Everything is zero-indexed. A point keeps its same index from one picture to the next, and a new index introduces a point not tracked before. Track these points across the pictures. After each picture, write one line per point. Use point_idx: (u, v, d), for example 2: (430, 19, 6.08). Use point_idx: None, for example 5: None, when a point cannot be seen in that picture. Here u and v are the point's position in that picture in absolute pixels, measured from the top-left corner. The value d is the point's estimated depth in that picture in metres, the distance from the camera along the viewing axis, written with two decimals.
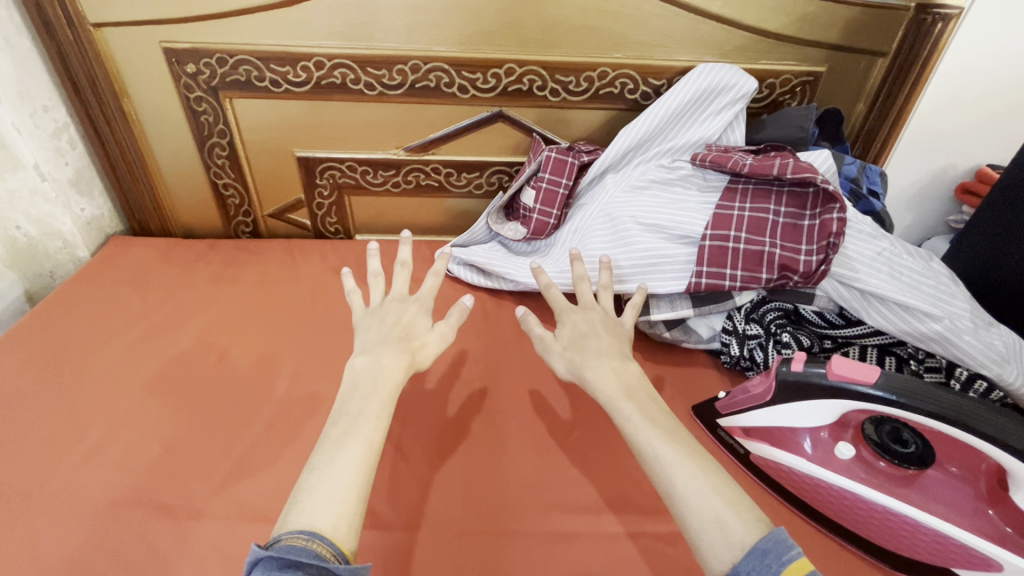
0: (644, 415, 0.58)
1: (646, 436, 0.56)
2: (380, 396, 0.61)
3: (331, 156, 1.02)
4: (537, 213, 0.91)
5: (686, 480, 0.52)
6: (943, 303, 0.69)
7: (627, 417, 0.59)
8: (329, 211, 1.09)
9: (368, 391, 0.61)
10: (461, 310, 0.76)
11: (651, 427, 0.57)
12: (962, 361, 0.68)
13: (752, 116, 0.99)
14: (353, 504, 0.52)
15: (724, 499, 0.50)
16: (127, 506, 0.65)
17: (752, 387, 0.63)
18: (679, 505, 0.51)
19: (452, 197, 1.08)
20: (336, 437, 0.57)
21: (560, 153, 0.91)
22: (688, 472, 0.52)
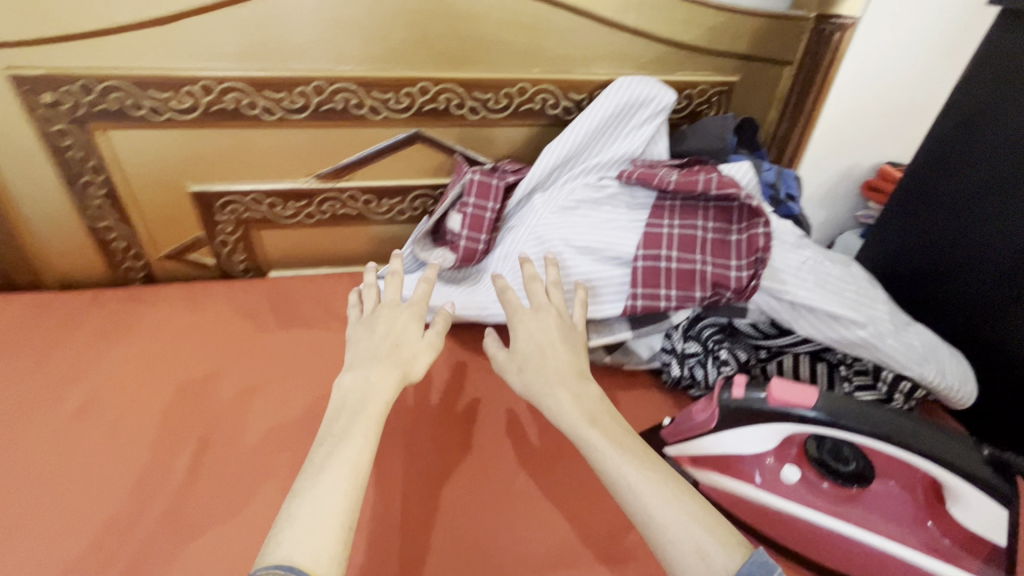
0: (612, 443, 0.56)
1: (617, 463, 0.54)
2: (369, 415, 0.56)
3: (231, 189, 0.91)
4: (464, 240, 0.85)
5: (662, 507, 0.49)
6: (864, 308, 0.70)
7: (594, 446, 0.56)
8: (235, 248, 0.99)
9: (356, 408, 0.57)
10: (445, 317, 0.72)
11: (620, 455, 0.54)
12: (887, 364, 0.69)
13: (673, 127, 0.99)
14: (339, 529, 0.47)
15: (702, 524, 0.48)
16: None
17: (696, 414, 0.61)
18: (656, 534, 0.48)
19: (373, 225, 1.01)
20: (319, 460, 0.52)
21: (483, 175, 0.86)
22: (663, 501, 0.50)
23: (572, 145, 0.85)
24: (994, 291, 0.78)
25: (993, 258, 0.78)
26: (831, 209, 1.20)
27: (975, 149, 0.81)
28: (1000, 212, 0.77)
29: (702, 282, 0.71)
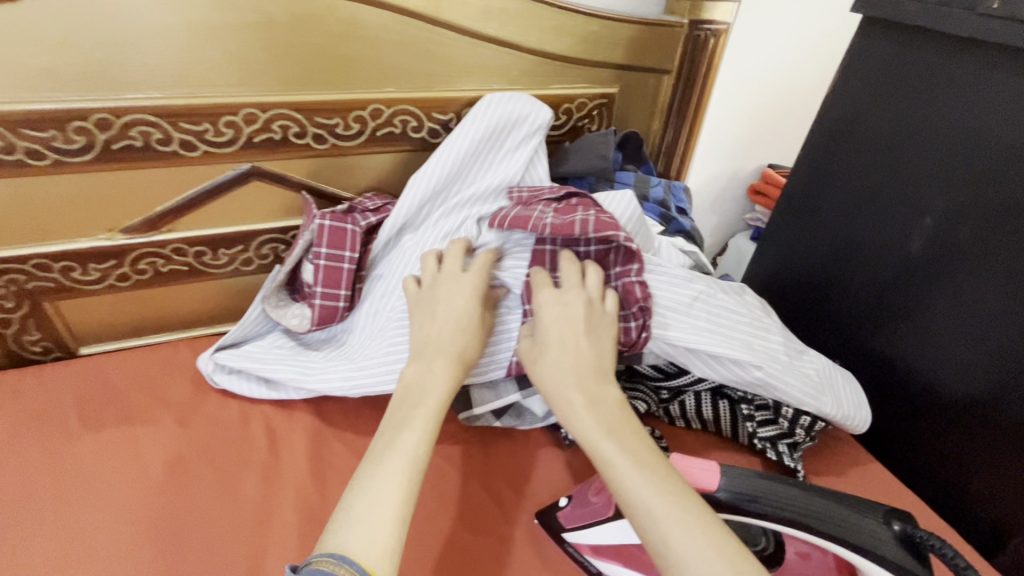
0: (630, 456, 0.48)
1: (633, 485, 0.46)
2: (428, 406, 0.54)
3: (1, 255, 0.70)
4: (320, 298, 0.71)
5: (681, 537, 0.42)
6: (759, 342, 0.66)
7: (610, 460, 0.49)
8: (23, 326, 0.76)
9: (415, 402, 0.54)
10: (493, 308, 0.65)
11: (638, 470, 0.47)
12: (784, 400, 0.65)
13: (554, 144, 0.90)
14: (392, 522, 0.44)
15: (730, 565, 0.40)
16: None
17: (592, 498, 0.56)
18: (671, 569, 0.41)
19: (213, 279, 0.83)
20: (379, 450, 0.50)
21: (335, 219, 0.72)
22: (686, 531, 0.42)
23: (441, 177, 0.73)
24: (882, 300, 0.77)
25: (880, 267, 0.77)
26: (722, 213, 1.19)
27: (852, 156, 0.80)
28: (882, 220, 0.77)
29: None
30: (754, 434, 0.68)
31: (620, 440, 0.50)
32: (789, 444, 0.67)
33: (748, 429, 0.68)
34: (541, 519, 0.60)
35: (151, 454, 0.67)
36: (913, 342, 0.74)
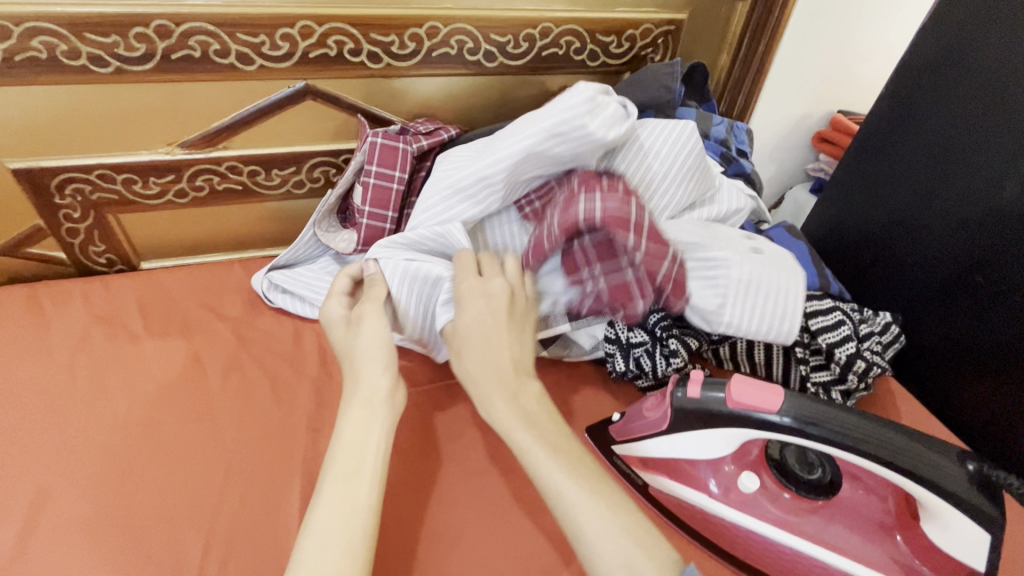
0: (547, 444, 0.50)
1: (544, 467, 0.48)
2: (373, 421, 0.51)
3: (68, 164, 0.72)
4: (366, 218, 0.71)
5: (592, 522, 0.45)
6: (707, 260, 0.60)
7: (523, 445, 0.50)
8: (89, 237, 0.79)
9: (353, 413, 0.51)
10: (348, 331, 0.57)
11: (555, 460, 0.48)
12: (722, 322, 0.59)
13: (614, 75, 0.85)
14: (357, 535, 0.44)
15: (635, 539, 0.44)
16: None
17: (648, 412, 0.54)
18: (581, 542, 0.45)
19: (266, 201, 0.84)
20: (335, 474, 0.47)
21: (387, 137, 0.71)
22: (598, 515, 0.45)
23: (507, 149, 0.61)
24: (957, 255, 0.73)
25: (970, 215, 0.72)
26: (781, 163, 1.13)
27: (943, 96, 0.74)
28: (973, 166, 0.71)
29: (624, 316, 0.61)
30: (807, 378, 0.66)
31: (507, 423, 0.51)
32: (842, 392, 0.66)
33: (801, 373, 0.66)
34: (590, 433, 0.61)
35: (213, 363, 0.70)
36: (990, 299, 0.69)
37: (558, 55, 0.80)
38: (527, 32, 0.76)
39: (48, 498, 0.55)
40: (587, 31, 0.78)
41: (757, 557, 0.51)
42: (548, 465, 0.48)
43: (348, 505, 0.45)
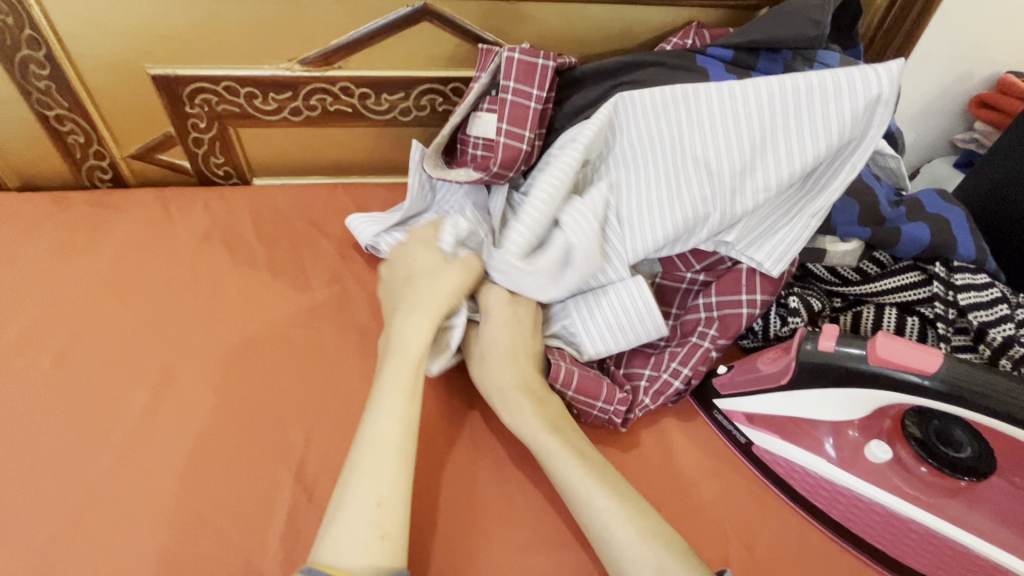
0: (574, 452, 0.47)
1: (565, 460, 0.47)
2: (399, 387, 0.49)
3: (200, 73, 0.75)
4: (504, 136, 0.66)
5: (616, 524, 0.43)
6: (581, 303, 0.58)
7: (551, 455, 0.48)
8: (211, 148, 0.84)
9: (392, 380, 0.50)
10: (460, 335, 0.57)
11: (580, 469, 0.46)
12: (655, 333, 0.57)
13: (748, 11, 0.77)
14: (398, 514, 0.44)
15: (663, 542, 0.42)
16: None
17: (761, 365, 0.51)
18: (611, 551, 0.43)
19: (372, 127, 0.84)
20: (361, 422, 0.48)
21: (524, 53, 0.68)
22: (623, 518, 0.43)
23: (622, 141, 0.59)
24: None
25: None
26: (923, 131, 0.99)
27: None
28: None
29: (743, 284, 0.57)
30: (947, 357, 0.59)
31: (515, 406, 0.51)
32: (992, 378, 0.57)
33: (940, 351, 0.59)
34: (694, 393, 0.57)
35: (318, 276, 0.72)
36: None
37: None
38: None
39: (171, 376, 0.60)
40: None
41: (881, 534, 0.46)
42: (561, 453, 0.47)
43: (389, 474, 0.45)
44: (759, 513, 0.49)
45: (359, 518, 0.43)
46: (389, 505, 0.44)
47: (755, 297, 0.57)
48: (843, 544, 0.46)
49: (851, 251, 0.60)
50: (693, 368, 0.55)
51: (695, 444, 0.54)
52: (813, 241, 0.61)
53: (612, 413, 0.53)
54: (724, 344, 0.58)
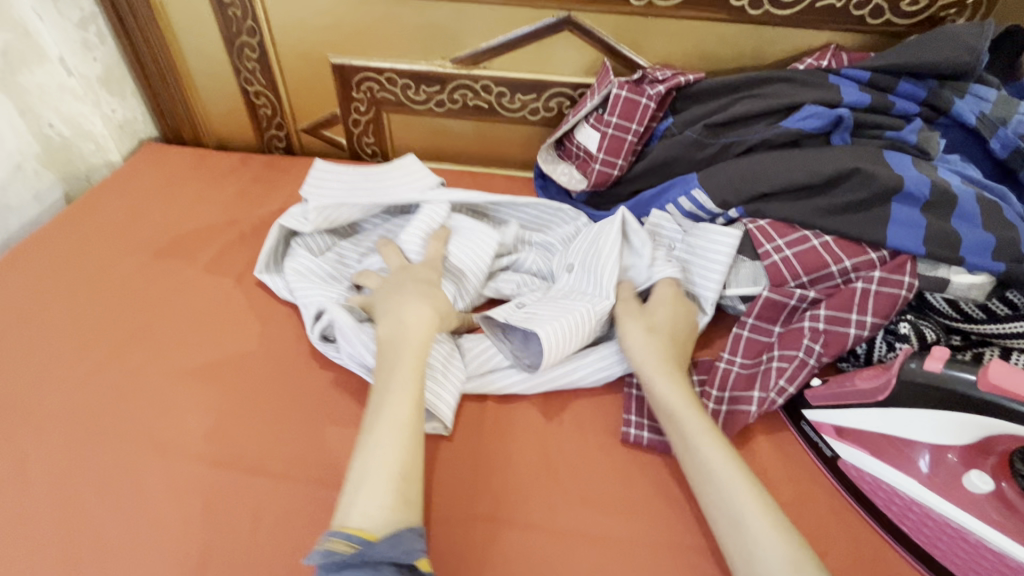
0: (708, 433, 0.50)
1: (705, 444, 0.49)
2: (406, 362, 0.54)
3: (370, 64, 0.88)
4: (599, 163, 0.78)
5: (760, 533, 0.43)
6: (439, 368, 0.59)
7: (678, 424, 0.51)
8: (366, 129, 0.97)
9: (392, 361, 0.54)
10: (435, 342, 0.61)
11: (705, 434, 0.49)
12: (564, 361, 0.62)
13: (895, 38, 0.75)
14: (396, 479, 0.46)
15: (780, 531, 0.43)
16: (108, 437, 0.58)
17: (860, 381, 0.51)
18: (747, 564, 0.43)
19: (504, 122, 0.93)
20: (374, 401, 0.51)
21: (631, 91, 0.75)
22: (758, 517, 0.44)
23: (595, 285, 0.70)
24: None
25: None
26: None
27: None
28: None
29: (855, 304, 0.57)
30: None
31: (667, 383, 0.54)
32: None
33: None
34: (786, 408, 0.57)
35: None
36: None
37: (834, 8, 0.73)
38: None
39: None
40: None
41: (968, 563, 0.45)
42: (690, 423, 0.50)
43: (393, 453, 0.47)
44: (837, 525, 0.49)
45: (377, 489, 0.45)
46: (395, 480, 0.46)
47: (866, 319, 0.57)
48: (915, 564, 0.46)
49: (977, 285, 0.58)
50: (798, 386, 0.56)
51: (776, 450, 0.55)
52: (936, 269, 0.59)
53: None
54: (827, 361, 0.58)
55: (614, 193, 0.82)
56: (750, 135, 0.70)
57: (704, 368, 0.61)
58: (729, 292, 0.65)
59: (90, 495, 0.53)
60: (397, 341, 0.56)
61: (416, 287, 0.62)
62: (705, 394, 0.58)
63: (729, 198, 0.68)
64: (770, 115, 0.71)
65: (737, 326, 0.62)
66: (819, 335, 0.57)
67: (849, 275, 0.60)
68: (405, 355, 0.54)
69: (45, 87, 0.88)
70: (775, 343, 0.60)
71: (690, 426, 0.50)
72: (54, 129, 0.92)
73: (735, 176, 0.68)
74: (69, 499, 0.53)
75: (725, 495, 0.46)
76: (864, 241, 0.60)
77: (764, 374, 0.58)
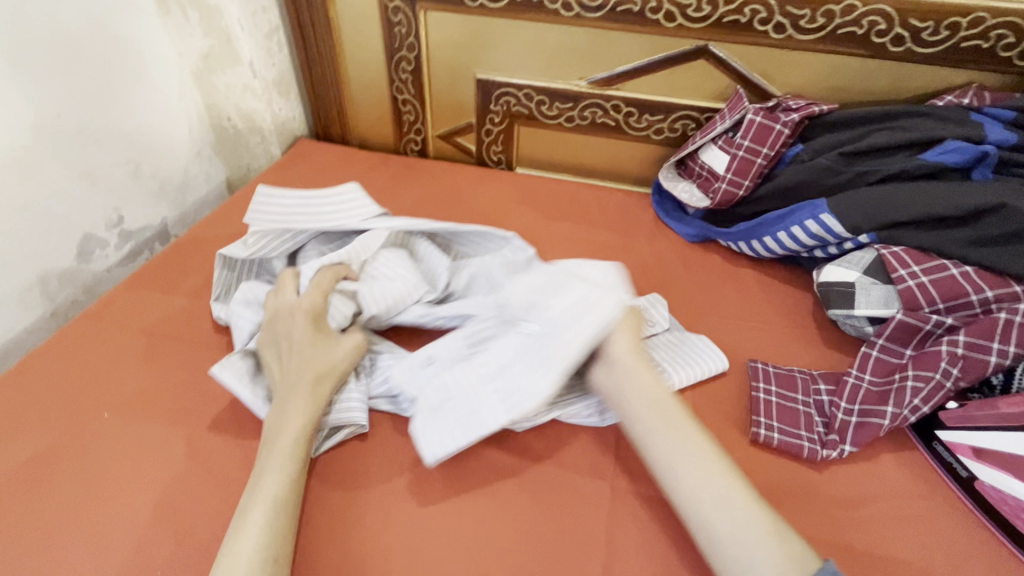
0: (695, 450, 0.50)
1: (670, 452, 0.51)
2: (280, 447, 0.53)
3: (511, 81, 0.98)
4: (725, 182, 0.83)
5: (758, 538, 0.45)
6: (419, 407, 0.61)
7: (646, 441, 0.52)
8: (496, 139, 1.07)
9: (273, 448, 0.53)
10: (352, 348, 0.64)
11: (699, 459, 0.49)
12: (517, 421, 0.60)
13: None
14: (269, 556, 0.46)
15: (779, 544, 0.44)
16: None
17: (1002, 406, 0.55)
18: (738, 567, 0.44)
19: (627, 140, 0.99)
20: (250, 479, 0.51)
21: (766, 117, 0.80)
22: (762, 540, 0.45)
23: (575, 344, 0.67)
24: None
25: None
26: None
27: None
28: None
29: (997, 333, 0.59)
30: None
31: (626, 381, 0.56)
32: None
33: None
34: (915, 429, 0.59)
35: (565, 247, 0.88)
36: None
37: (981, 48, 0.75)
38: (954, 20, 0.73)
39: None
40: None
41: None
42: (682, 437, 0.51)
43: (270, 518, 0.48)
44: (969, 542, 0.51)
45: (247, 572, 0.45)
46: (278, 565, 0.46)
47: (1009, 349, 0.58)
48: None
49: None
50: (932, 407, 0.59)
51: (905, 466, 0.57)
52: None
53: (819, 445, 0.58)
54: (962, 386, 0.59)
55: (736, 211, 0.86)
56: (887, 166, 0.73)
57: (830, 381, 0.64)
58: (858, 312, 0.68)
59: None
60: (275, 430, 0.55)
61: (296, 363, 0.59)
62: (832, 405, 0.61)
63: (862, 223, 0.71)
64: (908, 148, 0.73)
65: (866, 346, 0.64)
66: (959, 361, 0.59)
67: (990, 305, 0.61)
68: (281, 451, 0.53)
69: (232, 86, 1.03)
70: (909, 364, 0.61)
71: (676, 437, 0.51)
72: (230, 123, 1.08)
73: (872, 203, 0.70)
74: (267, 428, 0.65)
75: (705, 490, 0.48)
76: (1006, 274, 0.62)
77: (898, 392, 0.60)
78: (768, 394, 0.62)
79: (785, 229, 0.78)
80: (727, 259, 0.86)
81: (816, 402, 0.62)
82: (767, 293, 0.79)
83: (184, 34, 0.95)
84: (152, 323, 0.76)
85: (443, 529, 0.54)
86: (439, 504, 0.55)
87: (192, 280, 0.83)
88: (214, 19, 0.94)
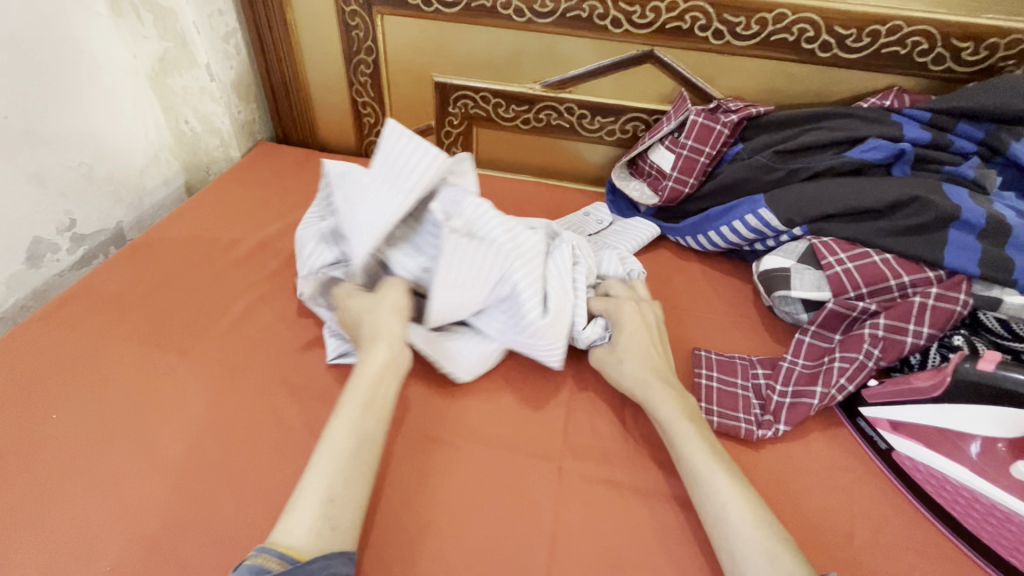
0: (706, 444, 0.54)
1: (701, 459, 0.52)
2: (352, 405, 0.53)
3: (468, 84, 1.00)
4: (672, 180, 0.87)
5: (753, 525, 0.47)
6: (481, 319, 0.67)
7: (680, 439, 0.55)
8: (455, 141, 1.09)
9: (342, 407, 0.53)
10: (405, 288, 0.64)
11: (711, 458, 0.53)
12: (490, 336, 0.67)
13: (958, 83, 0.82)
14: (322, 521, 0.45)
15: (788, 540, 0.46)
16: (248, 383, 0.69)
17: (917, 380, 0.59)
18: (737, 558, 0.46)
19: (581, 141, 1.03)
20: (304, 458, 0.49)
21: (707, 118, 0.84)
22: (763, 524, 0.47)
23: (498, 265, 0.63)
24: None
25: None
26: None
27: None
28: None
29: (913, 315, 0.63)
30: None
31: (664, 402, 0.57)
32: None
33: None
34: (841, 406, 0.63)
35: None
36: None
37: (898, 55, 0.81)
38: (874, 28, 0.79)
39: None
40: (942, 34, 0.78)
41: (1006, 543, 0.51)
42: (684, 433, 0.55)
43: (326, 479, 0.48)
44: (887, 506, 0.55)
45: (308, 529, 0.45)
46: (333, 506, 0.47)
47: (923, 329, 0.62)
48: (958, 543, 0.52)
49: None
50: (856, 386, 0.63)
51: (832, 441, 0.61)
52: (990, 289, 0.64)
53: (755, 425, 0.61)
54: (884, 365, 0.64)
55: (683, 208, 0.90)
56: (817, 163, 0.78)
57: (768, 365, 0.68)
58: (794, 297, 0.72)
59: (239, 425, 0.65)
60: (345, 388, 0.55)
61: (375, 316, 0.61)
62: (768, 388, 0.65)
63: (794, 217, 0.75)
64: (835, 146, 0.78)
65: (800, 332, 0.69)
66: (877, 342, 0.63)
67: (906, 289, 0.66)
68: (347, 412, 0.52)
69: (189, 88, 1.03)
70: (836, 347, 0.66)
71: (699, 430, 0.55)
72: (188, 124, 1.08)
73: (803, 198, 0.75)
74: (222, 428, 0.65)
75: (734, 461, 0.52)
76: (922, 261, 0.67)
77: (826, 372, 0.64)
78: (710, 379, 0.66)
79: (728, 223, 0.82)
80: (675, 252, 0.89)
81: (754, 385, 0.66)
82: (711, 285, 0.83)
83: (139, 36, 0.95)
84: (102, 324, 0.75)
85: (396, 516, 0.54)
86: (393, 491, 0.56)
87: (146, 281, 0.82)
88: (168, 20, 0.94)
